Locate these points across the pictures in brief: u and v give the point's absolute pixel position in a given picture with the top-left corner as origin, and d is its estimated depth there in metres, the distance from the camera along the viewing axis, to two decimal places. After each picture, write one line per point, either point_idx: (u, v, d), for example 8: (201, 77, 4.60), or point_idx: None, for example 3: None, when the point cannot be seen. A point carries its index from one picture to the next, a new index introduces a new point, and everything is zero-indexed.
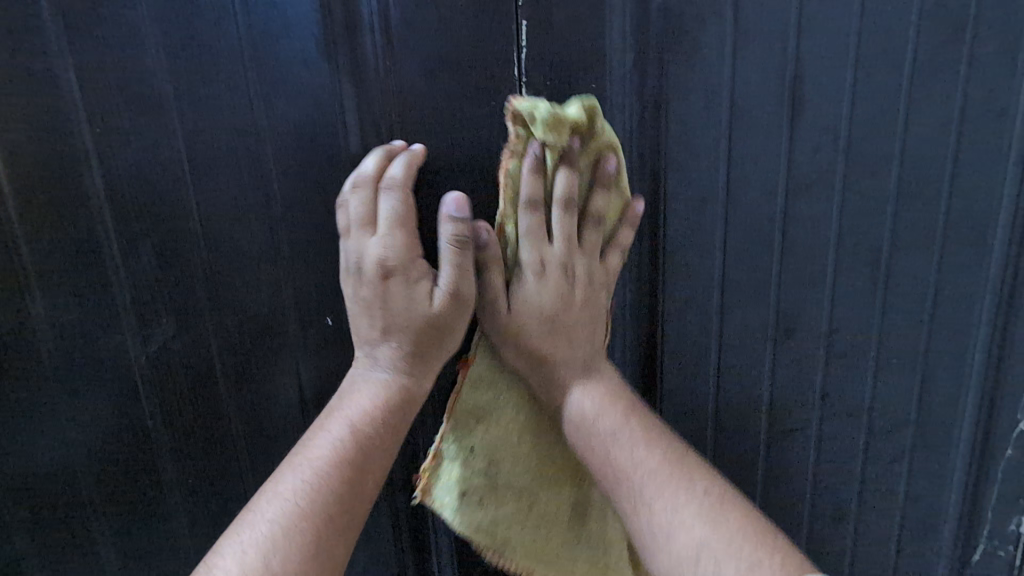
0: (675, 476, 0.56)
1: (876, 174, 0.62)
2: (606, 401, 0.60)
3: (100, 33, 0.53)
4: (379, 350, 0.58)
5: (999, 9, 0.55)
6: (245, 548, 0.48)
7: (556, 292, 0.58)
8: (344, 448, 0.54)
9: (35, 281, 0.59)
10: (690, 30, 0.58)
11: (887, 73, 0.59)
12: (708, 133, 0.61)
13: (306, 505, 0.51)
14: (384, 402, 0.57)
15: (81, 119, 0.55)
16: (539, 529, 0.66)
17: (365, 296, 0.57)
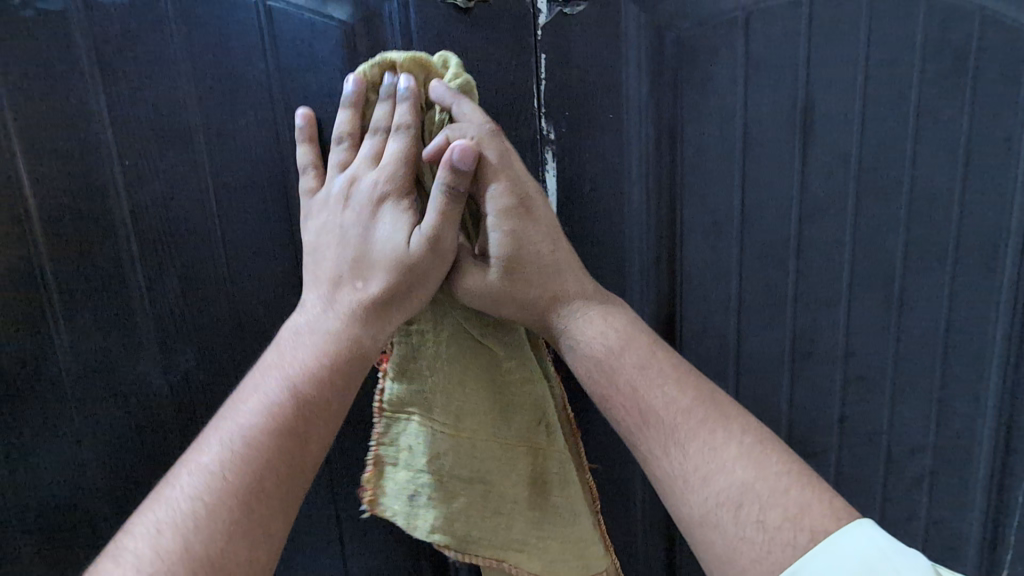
0: (709, 416, 0.50)
1: (887, 199, 0.64)
2: (628, 330, 0.54)
3: (128, 63, 0.50)
4: (334, 294, 0.50)
5: (997, 46, 0.60)
6: (160, 530, 0.42)
7: (533, 238, 0.53)
8: (277, 412, 0.46)
9: (60, 310, 0.55)
10: (701, 62, 0.58)
11: (894, 101, 0.62)
12: (722, 161, 0.61)
13: (231, 479, 0.44)
14: (328, 360, 0.48)
15: (112, 149, 0.52)
16: (501, 519, 0.57)
17: (336, 236, 0.51)
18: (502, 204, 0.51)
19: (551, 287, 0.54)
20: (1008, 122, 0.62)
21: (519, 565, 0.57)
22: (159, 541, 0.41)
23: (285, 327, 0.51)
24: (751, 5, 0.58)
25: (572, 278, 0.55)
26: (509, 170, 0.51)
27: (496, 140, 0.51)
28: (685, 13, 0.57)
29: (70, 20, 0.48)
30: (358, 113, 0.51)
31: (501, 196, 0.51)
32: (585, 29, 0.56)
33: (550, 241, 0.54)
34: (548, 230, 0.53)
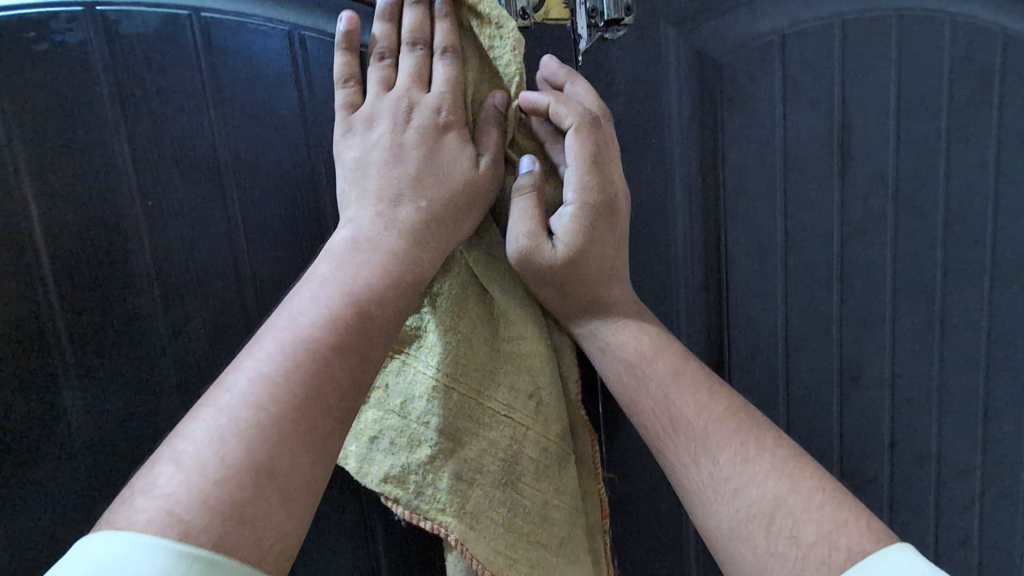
0: (742, 426, 0.47)
1: (926, 217, 0.63)
2: (661, 341, 0.52)
3: (151, 96, 0.46)
4: (394, 210, 0.45)
5: (1021, 66, 0.61)
6: (221, 437, 0.34)
7: (602, 237, 0.49)
8: (341, 321, 0.40)
9: (70, 370, 0.49)
10: (741, 86, 0.58)
11: (926, 120, 0.62)
12: (763, 184, 0.60)
13: (292, 388, 0.37)
14: (392, 276, 0.43)
15: (133, 191, 0.48)
16: (462, 488, 0.49)
17: (388, 151, 0.46)
18: (589, 199, 0.48)
19: (597, 291, 0.51)
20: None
21: (464, 543, 0.48)
22: (218, 452, 0.34)
23: (334, 239, 0.45)
24: (786, 28, 0.57)
25: (621, 288, 0.53)
26: (603, 168, 0.49)
27: (596, 134, 0.48)
28: (721, 35, 0.57)
29: (88, 53, 0.45)
30: (394, 32, 0.48)
31: (590, 191, 0.48)
32: (626, 53, 0.55)
33: (617, 250, 0.51)
34: (618, 239, 0.51)
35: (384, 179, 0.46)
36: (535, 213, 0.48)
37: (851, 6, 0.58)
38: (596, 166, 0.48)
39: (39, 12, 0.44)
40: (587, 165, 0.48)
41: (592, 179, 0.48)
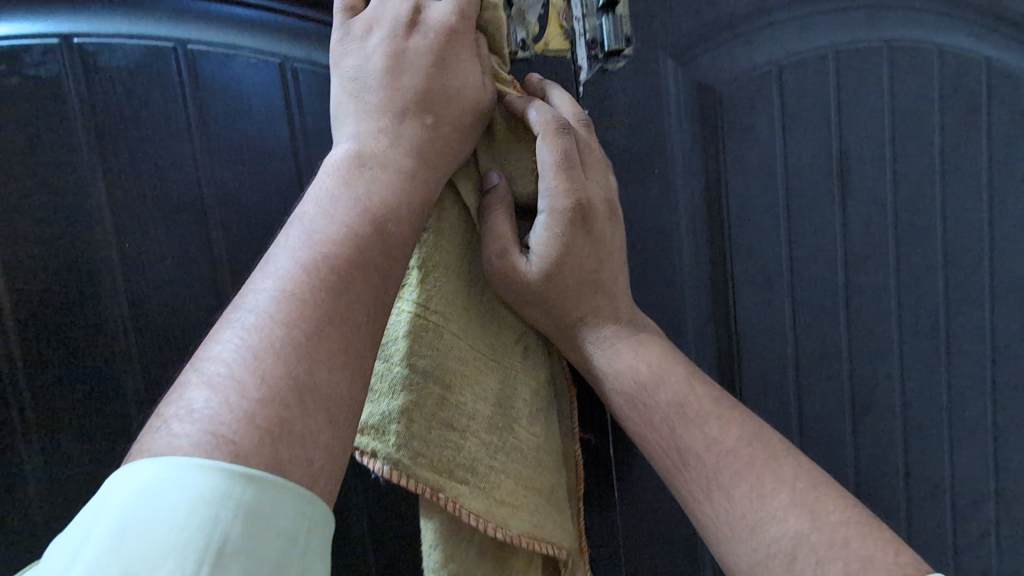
0: (757, 461, 0.41)
1: (926, 244, 0.63)
2: (664, 361, 0.46)
3: (132, 131, 0.43)
4: (400, 124, 0.41)
5: (1006, 96, 0.62)
6: (255, 356, 0.31)
7: (578, 251, 0.45)
8: (359, 234, 0.37)
9: (36, 425, 0.46)
10: (740, 117, 0.57)
11: (920, 149, 0.62)
12: (766, 213, 0.59)
13: (318, 301, 0.34)
14: (406, 191, 0.39)
15: (108, 234, 0.44)
16: (455, 437, 0.43)
17: (391, 58, 0.41)
18: (559, 205, 0.44)
19: (581, 308, 0.46)
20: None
21: (455, 499, 0.42)
22: (252, 373, 0.31)
23: (333, 157, 0.40)
24: (783, 59, 0.58)
25: (610, 305, 0.47)
26: (574, 173, 0.44)
27: (569, 138, 0.44)
28: (720, 67, 0.56)
29: (65, 87, 0.42)
30: None
31: (559, 197, 0.44)
32: (628, 85, 0.55)
33: (598, 260, 0.46)
34: (598, 252, 0.46)
35: (388, 93, 0.41)
36: (507, 226, 0.45)
37: (843, 38, 0.59)
38: (571, 173, 0.44)
39: (17, 44, 0.41)
40: (563, 171, 0.44)
41: (565, 185, 0.44)
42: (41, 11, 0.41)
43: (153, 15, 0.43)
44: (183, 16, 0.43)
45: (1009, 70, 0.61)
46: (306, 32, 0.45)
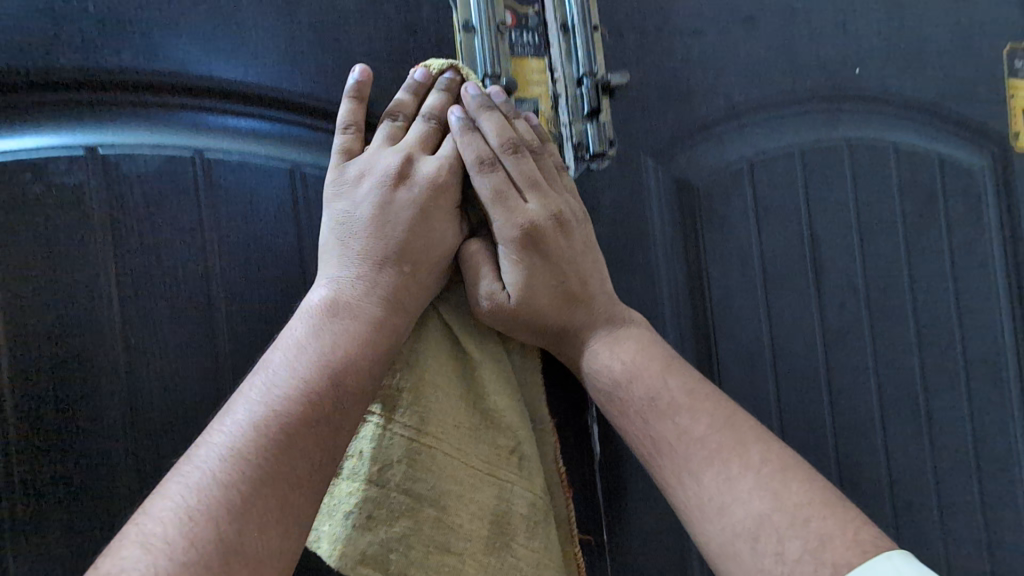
0: (725, 444, 0.41)
1: (899, 323, 0.67)
2: (639, 356, 0.46)
3: (146, 229, 0.45)
4: (376, 273, 0.43)
5: (949, 191, 0.70)
6: (191, 514, 0.33)
7: (543, 272, 0.46)
8: (316, 390, 0.38)
9: (27, 538, 0.43)
10: (718, 207, 0.62)
11: (884, 235, 0.67)
12: (747, 296, 0.62)
13: (265, 459, 0.35)
14: (370, 341, 0.41)
15: (115, 330, 0.45)
16: (452, 561, 0.43)
17: (377, 209, 0.44)
18: (508, 239, 0.46)
19: (561, 322, 0.48)
20: (974, 243, 0.71)
21: None
22: (183, 533, 0.32)
23: (310, 299, 0.43)
24: (754, 157, 0.63)
25: (587, 312, 0.48)
26: (511, 205, 0.46)
27: (496, 172, 0.46)
28: (697, 165, 0.61)
29: (87, 192, 0.44)
30: (411, 98, 0.48)
31: (506, 231, 0.46)
32: (614, 181, 0.59)
33: (564, 272, 0.47)
34: (559, 267, 0.47)
35: (366, 238, 0.44)
36: (482, 268, 0.47)
37: (807, 138, 0.65)
38: (507, 206, 0.46)
39: (39, 156, 0.43)
40: (506, 205, 0.46)
41: (502, 219, 0.46)
42: (69, 125, 0.44)
43: (175, 127, 0.46)
44: (204, 129, 0.47)
45: (949, 169, 0.70)
46: (318, 142, 0.49)
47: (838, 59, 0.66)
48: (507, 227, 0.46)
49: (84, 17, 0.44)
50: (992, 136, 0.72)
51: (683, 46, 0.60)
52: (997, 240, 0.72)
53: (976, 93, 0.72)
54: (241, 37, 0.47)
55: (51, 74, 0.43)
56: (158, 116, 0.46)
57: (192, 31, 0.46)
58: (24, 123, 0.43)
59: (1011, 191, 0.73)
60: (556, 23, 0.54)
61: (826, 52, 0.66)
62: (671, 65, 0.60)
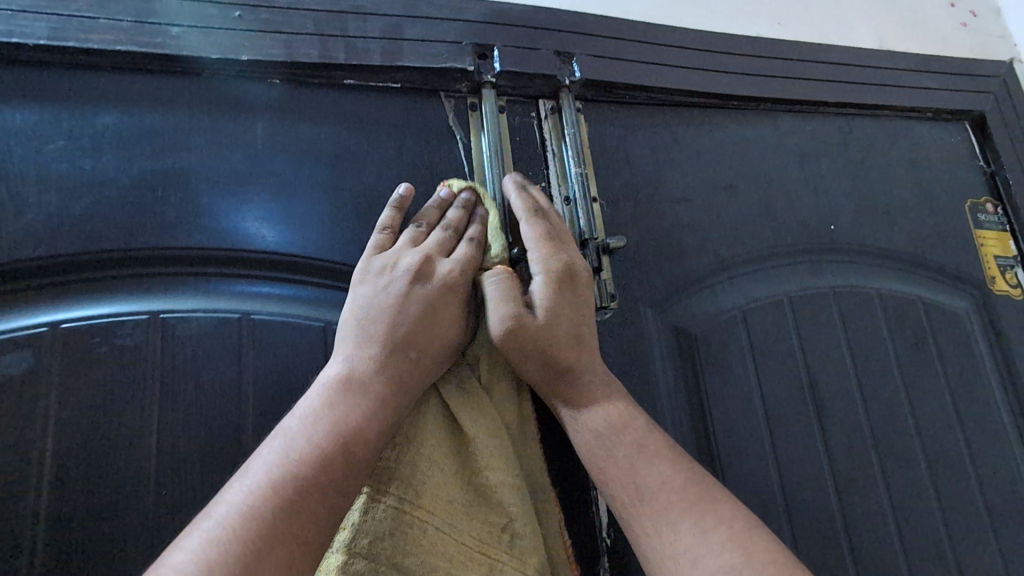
0: (702, 496, 0.44)
1: (910, 466, 0.67)
2: (627, 410, 0.49)
3: (192, 381, 0.50)
4: (390, 352, 0.45)
5: (937, 334, 0.74)
6: (206, 564, 0.35)
7: (572, 299, 0.49)
8: (328, 455, 0.40)
9: None
10: (716, 352, 0.65)
11: (882, 377, 0.70)
12: (753, 438, 0.64)
13: (275, 516, 0.37)
14: (380, 416, 0.43)
15: (148, 480, 0.47)
16: None
17: (395, 295, 0.47)
18: (545, 264, 0.49)
19: (571, 359, 0.48)
20: (972, 382, 0.73)
21: None
22: None
23: (327, 373, 0.45)
24: (746, 306, 0.68)
25: (592, 359, 0.49)
26: (553, 241, 0.51)
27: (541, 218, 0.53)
28: (693, 314, 0.66)
29: (146, 350, 0.49)
30: (432, 211, 0.55)
31: (546, 258, 0.50)
32: (616, 333, 0.62)
33: (586, 312, 0.50)
34: (581, 305, 0.49)
35: (380, 316, 0.47)
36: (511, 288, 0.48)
37: (794, 287, 0.70)
38: (549, 239, 0.51)
39: (110, 321, 0.49)
40: (548, 239, 0.51)
41: (544, 249, 0.50)
42: (139, 293, 0.50)
43: (228, 293, 0.52)
44: (252, 293, 0.53)
45: (934, 314, 0.75)
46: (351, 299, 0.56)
47: (815, 217, 0.74)
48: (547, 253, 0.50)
49: (164, 204, 0.52)
50: (969, 281, 0.78)
51: (673, 211, 0.68)
52: (995, 379, 0.74)
53: (947, 244, 0.79)
54: (291, 215, 0.55)
55: (131, 251, 0.50)
56: (215, 284, 0.52)
57: (251, 211, 0.54)
58: (100, 292, 0.50)
59: (1001, 331, 0.76)
60: (559, 196, 0.63)
61: (803, 213, 0.74)
62: (664, 227, 0.67)
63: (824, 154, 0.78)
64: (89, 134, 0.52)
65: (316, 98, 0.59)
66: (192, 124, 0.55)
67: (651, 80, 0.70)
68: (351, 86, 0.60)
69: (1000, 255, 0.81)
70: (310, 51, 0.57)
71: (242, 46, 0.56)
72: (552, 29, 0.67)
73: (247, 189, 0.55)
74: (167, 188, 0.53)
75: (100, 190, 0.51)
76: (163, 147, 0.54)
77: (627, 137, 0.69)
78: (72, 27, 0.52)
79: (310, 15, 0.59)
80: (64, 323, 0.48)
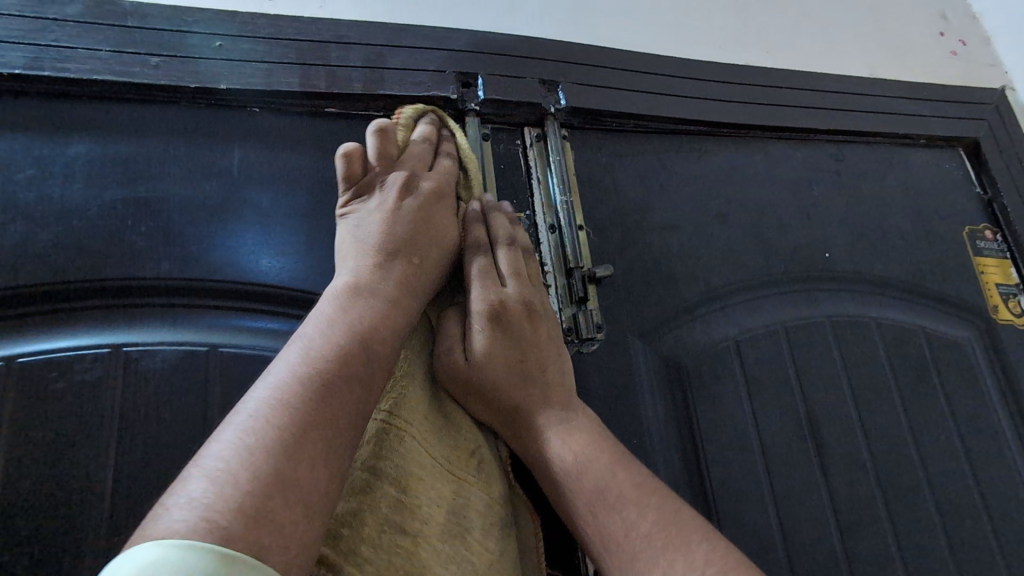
0: (671, 542, 0.38)
1: (915, 504, 0.64)
2: (588, 446, 0.43)
3: (153, 418, 0.47)
4: (397, 256, 0.45)
5: (941, 364, 0.71)
6: (249, 450, 0.32)
7: (507, 343, 0.46)
8: (348, 349, 0.39)
9: None
10: (708, 384, 0.63)
11: (884, 409, 0.67)
12: (749, 475, 0.61)
13: (308, 407, 0.35)
14: (394, 311, 0.42)
15: (100, 525, 0.44)
16: (406, 543, 0.37)
17: (392, 207, 0.47)
18: (477, 308, 0.46)
19: (514, 399, 0.45)
20: (979, 415, 0.70)
21: None
22: (247, 467, 0.31)
23: (331, 285, 0.43)
24: (739, 335, 0.66)
25: (542, 394, 0.45)
26: (490, 283, 0.47)
27: (484, 255, 0.49)
28: (684, 345, 0.64)
29: (106, 385, 0.47)
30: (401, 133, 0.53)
31: (478, 301, 0.46)
32: (603, 364, 0.60)
33: (527, 352, 0.46)
34: (522, 344, 0.46)
35: (384, 229, 0.45)
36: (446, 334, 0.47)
37: (789, 315, 0.68)
38: (484, 282, 0.47)
39: (70, 355, 0.47)
40: (486, 280, 0.47)
41: (479, 291, 0.47)
42: (101, 325, 0.49)
43: (196, 324, 0.51)
44: (221, 324, 0.51)
45: (936, 343, 0.72)
46: None
47: (808, 245, 0.73)
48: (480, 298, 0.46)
49: (134, 234, 0.51)
50: (970, 309, 0.76)
51: (661, 238, 0.67)
52: (1002, 411, 0.71)
53: (946, 272, 0.77)
54: (266, 244, 0.54)
55: (95, 282, 0.49)
56: (183, 315, 0.51)
57: (224, 241, 0.53)
58: (63, 324, 0.48)
59: (1006, 362, 0.74)
60: (544, 223, 0.61)
61: (796, 239, 0.72)
62: (652, 255, 0.66)
63: (816, 180, 0.77)
64: (61, 163, 0.51)
65: (296, 126, 0.58)
66: (167, 153, 0.54)
67: (637, 107, 0.69)
68: (332, 114, 0.59)
69: (1001, 283, 0.79)
70: (290, 80, 0.57)
71: (221, 75, 0.55)
72: (537, 58, 0.66)
73: (221, 218, 0.53)
74: (137, 217, 0.51)
75: (68, 220, 0.50)
76: (136, 176, 0.53)
77: (614, 164, 0.68)
78: (48, 56, 0.52)
79: (292, 44, 0.58)
80: (21, 356, 0.46)
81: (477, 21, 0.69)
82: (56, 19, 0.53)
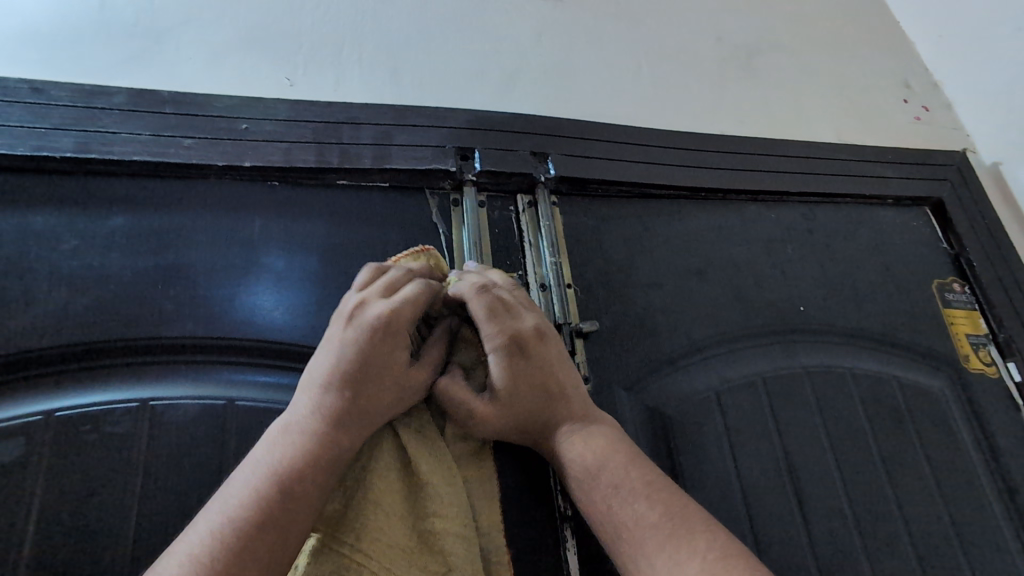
0: (676, 531, 0.43)
1: (895, 550, 0.66)
2: (606, 449, 0.49)
3: (174, 466, 0.52)
4: (327, 394, 0.46)
5: (915, 414, 0.75)
6: None
7: (523, 375, 0.51)
8: (263, 495, 0.41)
9: None
10: (691, 433, 0.67)
11: (860, 458, 0.70)
12: (732, 521, 0.64)
13: (208, 562, 0.38)
14: (315, 453, 0.44)
15: (123, 568, 0.48)
16: None
17: (334, 341, 0.48)
18: (492, 348, 0.51)
19: (540, 415, 0.52)
20: (954, 462, 0.73)
21: None
22: None
23: (277, 421, 0.47)
24: (719, 386, 0.70)
25: (563, 407, 0.52)
26: (499, 318, 0.52)
27: (485, 296, 0.53)
28: (667, 395, 0.68)
29: (133, 436, 0.52)
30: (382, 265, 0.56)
31: (491, 340, 0.51)
32: None
33: (541, 375, 0.52)
34: (537, 367, 0.51)
35: (326, 366, 0.47)
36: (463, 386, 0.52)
37: (767, 367, 0.73)
38: (492, 319, 0.52)
39: (103, 408, 0.52)
40: (494, 317, 0.52)
41: (489, 329, 0.51)
42: (130, 381, 0.53)
43: (216, 379, 0.55)
44: (239, 379, 0.56)
45: (909, 393, 0.76)
46: None
47: (784, 299, 0.78)
48: (494, 336, 0.51)
49: (163, 296, 0.56)
50: (942, 359, 0.80)
51: (644, 294, 0.72)
52: (977, 458, 0.74)
53: (916, 323, 0.82)
54: (281, 304, 0.59)
55: (127, 341, 0.54)
56: (205, 370, 0.55)
57: (242, 302, 0.58)
58: (94, 381, 0.53)
59: (978, 409, 0.77)
60: (535, 282, 0.67)
61: (771, 295, 0.78)
62: (636, 310, 0.71)
63: (790, 238, 0.83)
64: (101, 234, 0.57)
65: (311, 197, 0.65)
66: (195, 222, 0.60)
67: (620, 174, 0.76)
68: (343, 185, 0.66)
69: (972, 333, 0.83)
70: (306, 156, 0.64)
71: (246, 153, 0.62)
72: (528, 132, 0.74)
73: (241, 281, 0.59)
74: (168, 281, 0.57)
75: (107, 285, 0.55)
76: (169, 244, 0.59)
77: (600, 226, 0.74)
78: (96, 141, 0.59)
79: (309, 125, 0.66)
80: (58, 410, 0.51)
81: (475, 99, 0.77)
82: (104, 109, 0.61)
